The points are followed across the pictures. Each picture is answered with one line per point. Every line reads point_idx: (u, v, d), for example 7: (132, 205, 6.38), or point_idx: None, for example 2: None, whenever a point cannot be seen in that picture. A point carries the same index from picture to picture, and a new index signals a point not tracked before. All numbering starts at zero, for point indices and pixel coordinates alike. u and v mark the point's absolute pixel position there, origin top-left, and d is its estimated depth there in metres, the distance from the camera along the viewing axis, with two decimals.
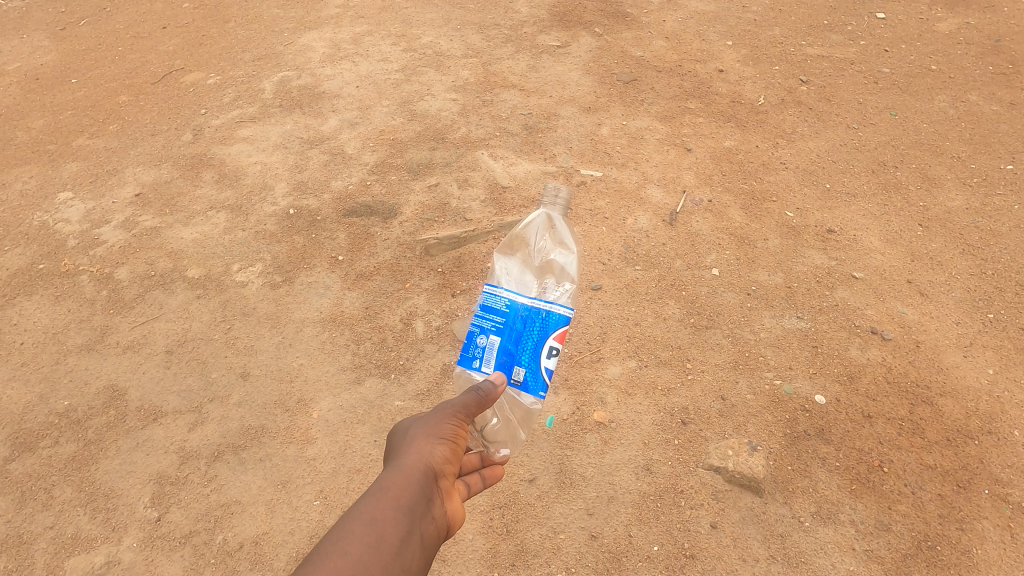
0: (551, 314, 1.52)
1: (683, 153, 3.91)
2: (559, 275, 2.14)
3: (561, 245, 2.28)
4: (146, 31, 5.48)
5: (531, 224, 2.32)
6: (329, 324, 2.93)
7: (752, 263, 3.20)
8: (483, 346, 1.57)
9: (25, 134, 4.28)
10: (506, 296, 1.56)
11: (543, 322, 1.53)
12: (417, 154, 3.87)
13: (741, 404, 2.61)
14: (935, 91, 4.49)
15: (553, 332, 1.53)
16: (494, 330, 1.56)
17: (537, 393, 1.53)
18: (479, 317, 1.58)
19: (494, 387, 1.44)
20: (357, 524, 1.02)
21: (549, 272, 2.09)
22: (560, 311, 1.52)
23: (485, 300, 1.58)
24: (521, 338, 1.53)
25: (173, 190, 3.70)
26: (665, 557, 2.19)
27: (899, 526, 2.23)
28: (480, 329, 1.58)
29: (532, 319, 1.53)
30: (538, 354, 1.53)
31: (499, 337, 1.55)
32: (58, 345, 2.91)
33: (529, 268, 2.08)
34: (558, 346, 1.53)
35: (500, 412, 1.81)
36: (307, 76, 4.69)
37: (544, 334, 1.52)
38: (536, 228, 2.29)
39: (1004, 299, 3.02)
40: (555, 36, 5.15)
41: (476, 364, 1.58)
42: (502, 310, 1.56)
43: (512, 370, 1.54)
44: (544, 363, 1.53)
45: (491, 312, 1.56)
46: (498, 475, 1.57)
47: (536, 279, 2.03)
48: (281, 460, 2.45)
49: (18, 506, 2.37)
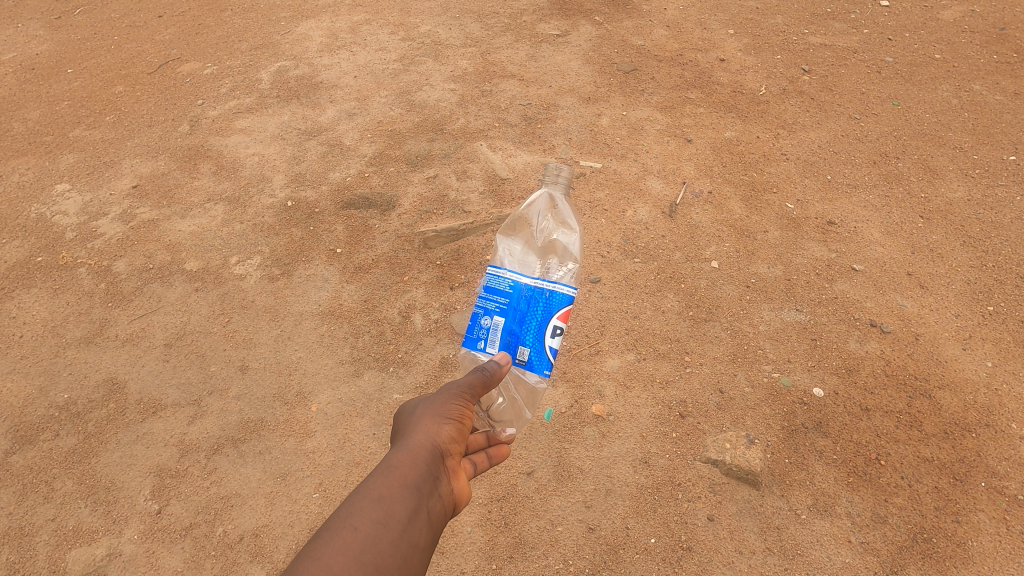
0: (556, 293, 1.52)
1: (683, 144, 3.88)
2: (563, 255, 2.13)
3: (563, 225, 2.27)
4: (142, 21, 5.44)
5: (534, 204, 2.32)
6: (328, 317, 2.93)
7: (752, 256, 3.20)
8: (487, 327, 1.56)
9: (21, 125, 4.26)
10: (510, 277, 1.55)
11: (547, 301, 1.53)
12: (416, 145, 3.85)
13: (739, 397, 2.61)
14: (938, 80, 4.45)
15: (558, 310, 1.53)
16: (498, 311, 1.55)
17: (542, 372, 1.52)
18: (483, 299, 1.58)
19: (500, 366, 1.45)
20: (365, 501, 1.01)
21: (552, 251, 2.08)
22: (564, 290, 1.53)
23: (488, 281, 1.57)
24: (525, 318, 1.53)
25: (170, 182, 3.69)
26: (662, 550, 2.21)
27: (895, 519, 2.25)
28: (485, 310, 1.57)
29: (536, 299, 1.53)
30: (542, 333, 1.53)
31: (503, 317, 1.55)
32: (57, 338, 2.92)
33: (531, 249, 2.09)
34: (562, 325, 1.53)
35: (505, 392, 1.86)
36: (304, 66, 4.66)
37: (548, 313, 1.52)
38: (538, 209, 2.30)
39: (1004, 291, 3.01)
40: (555, 25, 5.11)
41: (481, 346, 1.57)
42: (506, 291, 1.55)
43: (517, 350, 1.54)
44: (548, 343, 1.53)
45: (495, 293, 1.56)
46: (504, 454, 1.53)
47: (538, 259, 2.05)
48: (281, 453, 2.46)
49: (20, 498, 2.38)
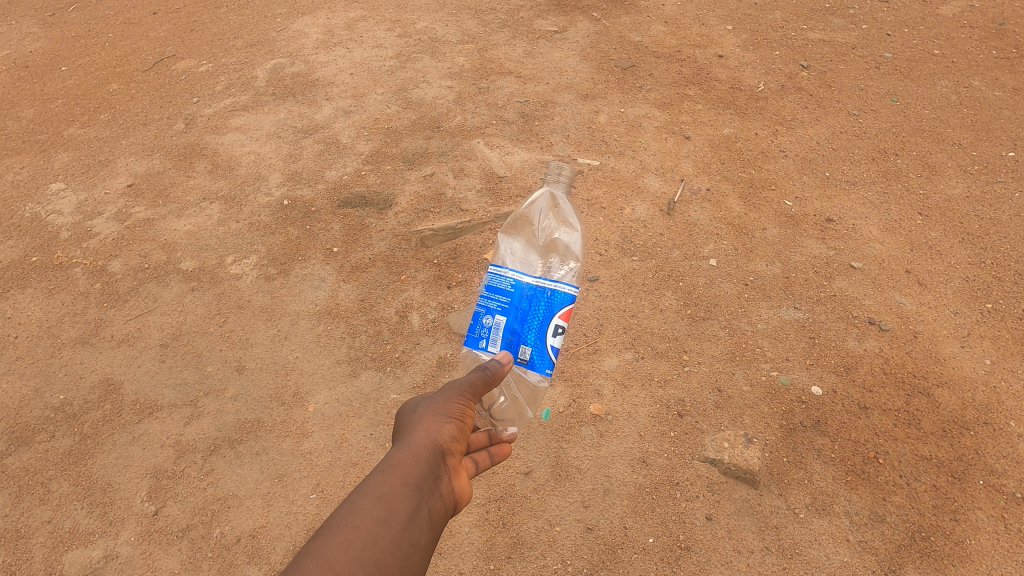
0: (557, 293, 1.50)
1: (681, 141, 3.87)
2: (564, 254, 2.11)
3: (565, 223, 2.22)
4: (137, 17, 5.40)
5: (536, 203, 2.30)
6: (324, 316, 2.91)
7: (750, 254, 3.19)
8: (488, 326, 1.55)
9: (15, 124, 4.23)
10: (511, 276, 1.54)
11: (549, 301, 1.51)
12: (413, 143, 3.83)
13: (737, 396, 2.60)
14: (937, 76, 4.44)
15: (559, 310, 1.50)
16: (499, 310, 1.55)
17: (544, 371, 1.51)
18: (484, 298, 1.57)
19: (501, 365, 1.44)
20: (367, 499, 1.00)
21: (554, 249, 2.09)
22: (566, 289, 1.50)
23: (490, 280, 1.56)
24: (526, 318, 1.52)
25: (165, 180, 3.67)
26: (660, 550, 2.20)
27: (893, 517, 2.24)
28: (486, 309, 1.56)
29: (537, 299, 1.51)
30: (544, 332, 1.52)
31: (504, 316, 1.54)
32: (52, 338, 2.90)
33: (533, 247, 2.11)
34: (564, 324, 1.51)
35: (506, 390, 1.86)
36: (300, 64, 4.63)
37: (549, 312, 1.51)
38: (540, 208, 2.27)
39: (1003, 288, 3.00)
40: (553, 21, 5.08)
41: (482, 344, 1.56)
42: (508, 290, 1.54)
43: (518, 349, 1.53)
44: (550, 342, 1.51)
45: (497, 292, 1.55)
46: (506, 453, 1.52)
47: (539, 258, 2.06)
48: (278, 454, 2.45)
49: (15, 501, 2.37)
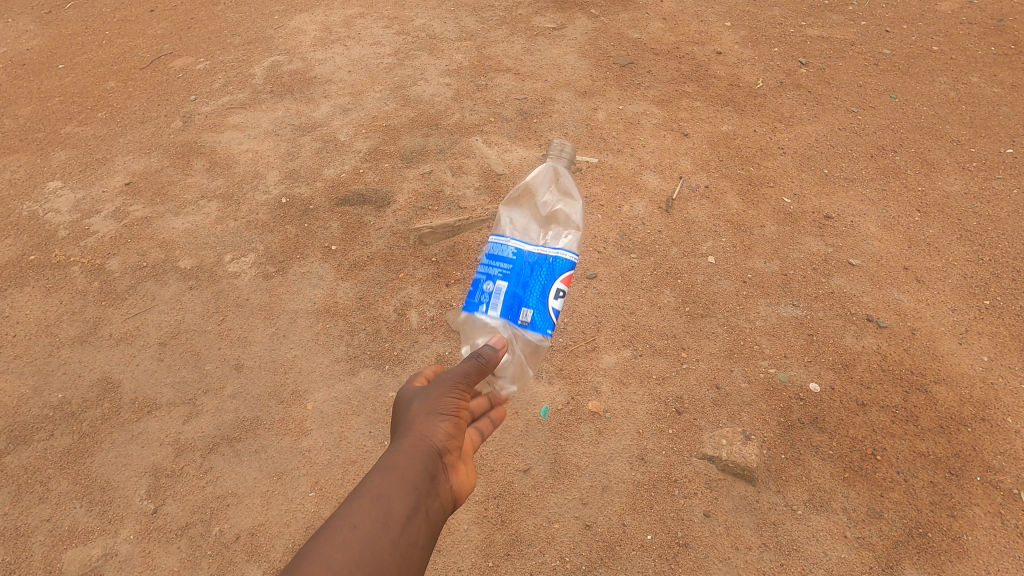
0: (558, 259, 1.62)
1: (679, 138, 3.87)
2: (564, 224, 2.27)
3: (565, 197, 2.40)
4: (134, 15, 5.39)
5: (539, 178, 2.49)
6: (323, 314, 2.91)
7: (748, 251, 3.19)
8: (489, 292, 1.64)
9: (12, 122, 4.22)
10: (514, 244, 1.65)
11: (550, 267, 1.62)
12: (411, 141, 3.83)
13: (735, 393, 2.61)
14: (936, 72, 4.44)
15: (560, 275, 1.63)
16: (501, 277, 1.64)
17: (544, 332, 1.60)
18: (486, 265, 1.67)
19: (494, 353, 1.42)
20: (364, 500, 1.01)
21: (554, 219, 2.24)
22: (566, 256, 1.63)
23: (492, 249, 1.67)
24: (528, 283, 1.62)
25: (163, 179, 3.66)
26: (659, 546, 2.20)
27: (891, 513, 2.25)
28: (488, 276, 1.66)
29: (539, 265, 1.62)
30: (544, 296, 1.61)
31: (505, 282, 1.63)
32: (50, 337, 2.90)
33: (535, 217, 2.26)
34: (564, 288, 1.63)
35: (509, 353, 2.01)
36: (298, 61, 4.62)
37: (550, 276, 1.62)
38: (543, 182, 2.45)
39: (1001, 285, 3.01)
40: (550, 18, 5.07)
41: (483, 309, 1.65)
42: (509, 257, 1.64)
43: (519, 312, 1.61)
44: (550, 305, 1.61)
45: (499, 260, 1.65)
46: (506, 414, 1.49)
47: (541, 226, 2.20)
48: (277, 452, 2.45)
49: (14, 499, 2.37)
